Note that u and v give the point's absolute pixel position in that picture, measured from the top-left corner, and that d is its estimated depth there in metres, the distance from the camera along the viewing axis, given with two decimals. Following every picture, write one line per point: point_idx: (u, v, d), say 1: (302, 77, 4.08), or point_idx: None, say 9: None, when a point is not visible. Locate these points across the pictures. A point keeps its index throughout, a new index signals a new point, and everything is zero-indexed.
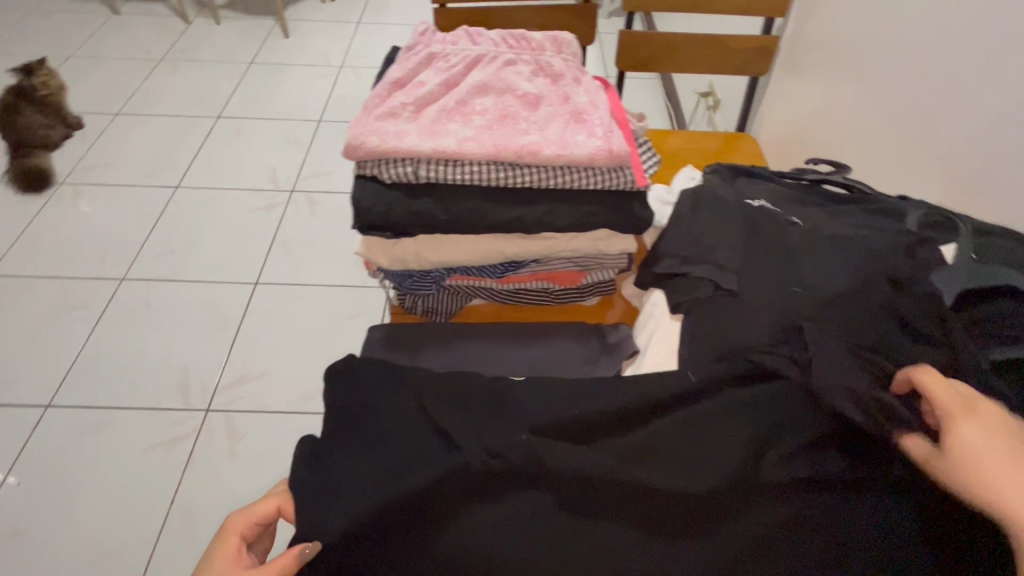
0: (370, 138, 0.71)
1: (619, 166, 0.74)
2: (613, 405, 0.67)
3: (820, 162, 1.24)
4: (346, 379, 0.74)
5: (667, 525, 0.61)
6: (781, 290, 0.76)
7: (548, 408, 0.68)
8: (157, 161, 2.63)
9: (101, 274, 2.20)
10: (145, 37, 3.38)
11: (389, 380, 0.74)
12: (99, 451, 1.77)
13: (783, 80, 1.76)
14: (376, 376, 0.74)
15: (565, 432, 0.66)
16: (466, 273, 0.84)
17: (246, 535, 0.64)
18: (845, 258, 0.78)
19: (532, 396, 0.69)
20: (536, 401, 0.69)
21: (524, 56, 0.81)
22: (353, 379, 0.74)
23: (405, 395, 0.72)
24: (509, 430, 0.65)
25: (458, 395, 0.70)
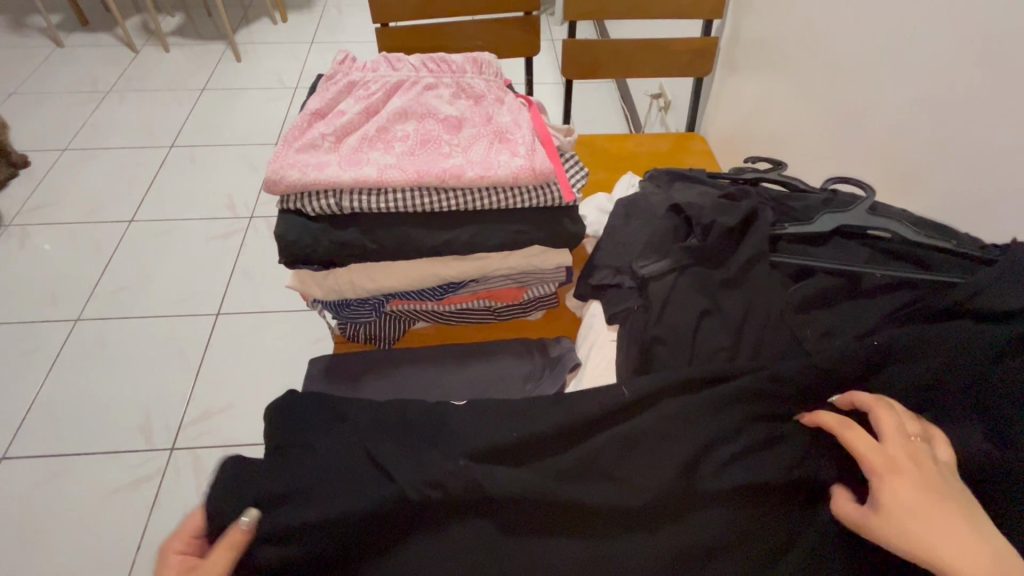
0: (290, 171, 0.70)
1: (544, 183, 0.74)
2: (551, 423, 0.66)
3: (758, 160, 1.26)
4: (282, 419, 0.72)
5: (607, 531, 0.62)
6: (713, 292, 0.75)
7: (488, 431, 0.67)
8: (109, 195, 2.57)
9: (54, 316, 2.13)
10: (91, 69, 3.30)
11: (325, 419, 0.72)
12: (59, 500, 1.70)
13: (725, 80, 1.80)
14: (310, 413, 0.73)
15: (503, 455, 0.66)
16: (404, 297, 0.84)
17: (184, 549, 0.60)
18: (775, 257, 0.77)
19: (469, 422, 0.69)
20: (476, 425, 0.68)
21: (444, 79, 0.81)
22: (291, 417, 0.73)
23: (339, 429, 0.70)
24: (446, 459, 0.64)
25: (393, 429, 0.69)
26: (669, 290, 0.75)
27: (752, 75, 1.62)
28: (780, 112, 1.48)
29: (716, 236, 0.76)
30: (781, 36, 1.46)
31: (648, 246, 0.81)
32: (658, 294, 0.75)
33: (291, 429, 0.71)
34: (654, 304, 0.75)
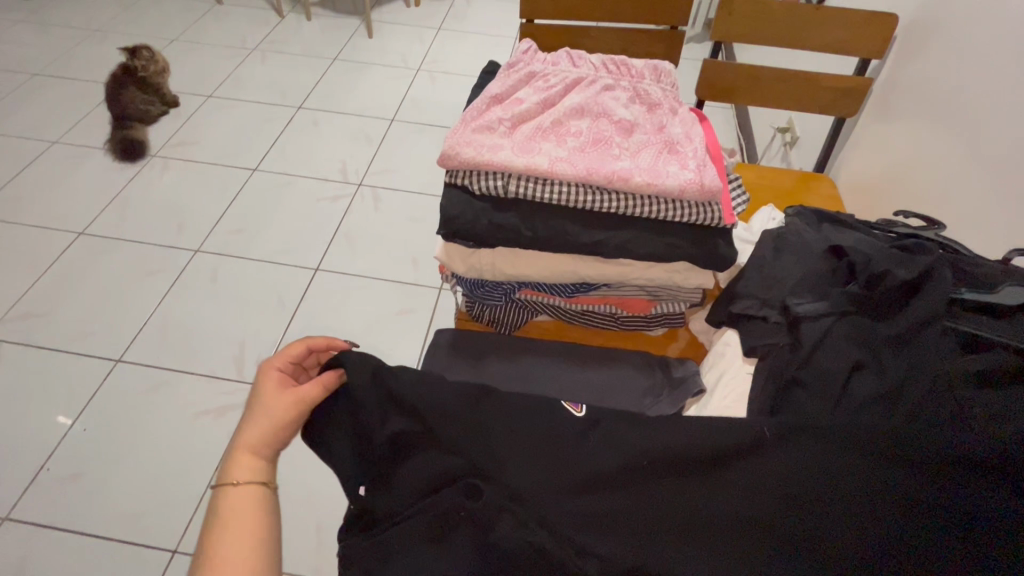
0: (466, 149, 0.73)
1: (707, 201, 0.72)
2: (597, 483, 0.66)
3: (911, 215, 1.15)
4: (358, 404, 0.71)
5: None
6: (602, 458, 0.67)
7: (562, 478, 0.66)
8: (240, 143, 2.79)
9: (178, 244, 2.34)
10: (241, 27, 3.60)
11: (452, 469, 0.68)
12: (157, 409, 1.87)
13: (871, 124, 1.68)
14: (385, 392, 0.71)
15: (556, 511, 0.65)
16: (537, 288, 0.85)
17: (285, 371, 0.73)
18: (620, 436, 0.68)
19: (613, 429, 0.69)
20: (554, 478, 0.66)
21: (622, 82, 0.81)
22: (379, 399, 0.71)
23: (463, 490, 0.66)
24: (513, 507, 0.65)
25: (506, 479, 0.66)
26: (823, 334, 0.74)
27: (910, 123, 1.50)
28: (938, 168, 1.37)
29: (886, 287, 0.74)
30: (955, 87, 1.34)
31: (801, 284, 0.82)
32: (812, 334, 0.75)
33: (375, 404, 0.71)
34: (804, 346, 0.75)
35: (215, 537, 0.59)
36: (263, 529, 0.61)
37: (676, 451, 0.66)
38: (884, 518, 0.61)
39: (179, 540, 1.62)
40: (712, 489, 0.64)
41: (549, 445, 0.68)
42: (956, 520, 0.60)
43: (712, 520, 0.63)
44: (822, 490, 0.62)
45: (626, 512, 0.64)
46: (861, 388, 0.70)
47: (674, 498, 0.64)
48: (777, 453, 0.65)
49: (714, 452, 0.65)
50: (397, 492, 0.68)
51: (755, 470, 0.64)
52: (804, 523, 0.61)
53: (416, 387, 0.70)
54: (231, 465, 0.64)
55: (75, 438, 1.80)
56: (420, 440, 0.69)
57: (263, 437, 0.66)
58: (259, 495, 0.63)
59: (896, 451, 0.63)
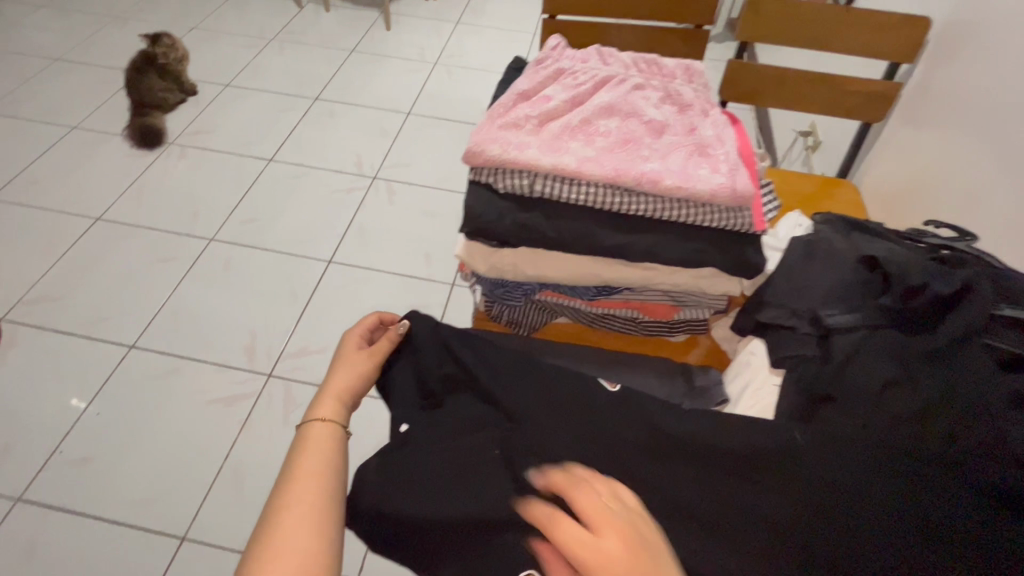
0: (492, 147, 0.71)
1: (738, 206, 0.70)
2: (618, 444, 0.70)
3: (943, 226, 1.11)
4: (417, 347, 0.82)
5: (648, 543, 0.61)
6: (627, 424, 0.71)
7: (587, 440, 0.70)
8: (256, 133, 2.80)
9: (193, 232, 2.35)
10: (260, 17, 3.60)
11: (480, 422, 0.75)
12: (169, 396, 1.88)
13: (898, 130, 1.64)
14: (443, 340, 0.81)
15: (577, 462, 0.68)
16: (557, 290, 0.84)
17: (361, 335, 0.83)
18: (647, 402, 0.74)
19: (639, 402, 0.73)
20: (578, 437, 0.70)
21: (653, 82, 0.79)
22: (436, 346, 0.82)
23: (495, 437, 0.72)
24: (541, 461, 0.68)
25: (534, 436, 0.71)
26: (855, 347, 0.73)
27: (937, 128, 1.47)
28: (967, 174, 1.34)
29: (924, 300, 0.71)
30: (987, 93, 1.30)
31: (833, 295, 0.80)
32: (841, 348, 0.74)
33: (434, 355, 0.81)
34: (834, 360, 0.74)
35: (297, 465, 0.65)
36: (334, 463, 0.67)
37: (699, 427, 0.70)
38: (929, 539, 0.59)
39: (188, 527, 1.63)
40: (724, 478, 0.67)
41: (581, 414, 0.73)
42: (970, 523, 0.60)
43: (721, 511, 0.65)
44: (833, 490, 0.63)
45: (640, 471, 0.68)
46: (899, 404, 0.68)
47: (686, 473, 0.68)
48: (790, 453, 0.66)
49: (743, 456, 0.67)
50: (431, 440, 0.74)
51: (767, 471, 0.66)
52: (817, 522, 0.62)
53: (468, 342, 0.80)
54: (316, 404, 0.73)
55: (88, 422, 1.82)
56: (464, 388, 0.79)
57: (345, 382, 0.76)
58: (338, 434, 0.71)
59: (932, 468, 0.63)
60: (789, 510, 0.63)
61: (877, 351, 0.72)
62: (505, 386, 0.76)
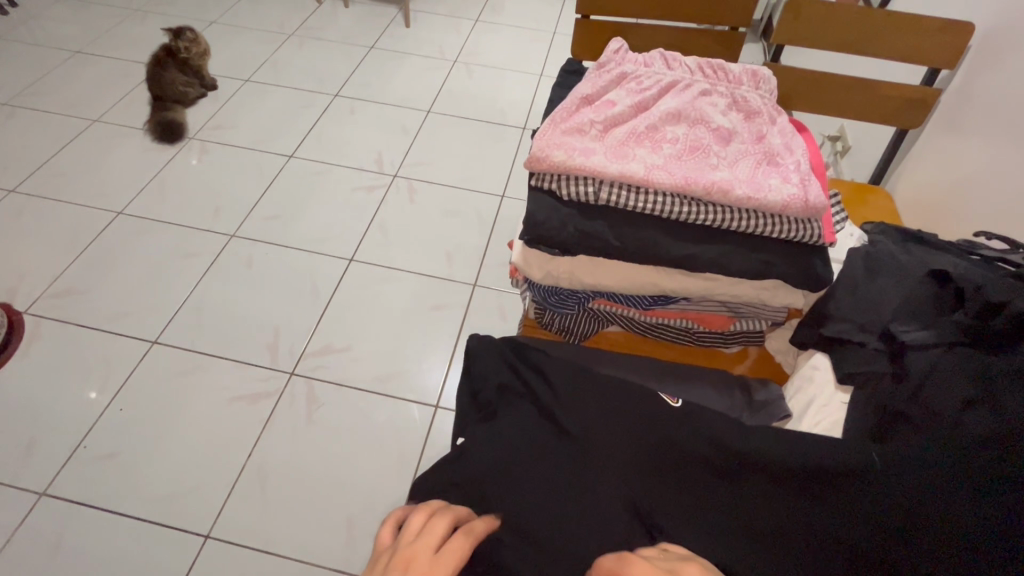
0: (557, 152, 0.69)
1: (808, 217, 0.69)
2: (685, 456, 0.69)
3: (995, 237, 1.08)
4: (474, 361, 0.86)
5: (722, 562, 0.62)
6: (693, 437, 0.70)
7: (651, 455, 0.70)
8: (276, 129, 2.79)
9: (214, 228, 2.35)
10: (278, 12, 3.59)
11: (536, 431, 0.74)
12: (192, 393, 1.88)
13: (938, 137, 1.61)
14: (507, 355, 0.83)
15: (642, 478, 0.69)
16: (612, 298, 0.82)
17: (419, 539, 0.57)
18: (714, 419, 0.72)
19: (704, 417, 0.72)
20: (641, 451, 0.70)
21: (718, 87, 0.77)
22: (499, 361, 0.84)
23: (556, 447, 0.72)
24: (608, 480, 0.68)
25: (598, 450, 0.70)
26: (930, 366, 0.72)
27: (979, 137, 1.44)
28: (1012, 185, 1.31)
29: (1004, 318, 0.69)
30: None
31: (905, 310, 0.79)
32: (917, 366, 0.73)
33: (494, 366, 0.83)
34: (909, 378, 0.73)
35: None
36: None
37: (770, 446, 0.68)
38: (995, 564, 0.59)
39: (211, 525, 1.63)
40: (795, 496, 0.66)
41: (645, 429, 0.71)
42: None
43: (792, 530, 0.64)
44: (907, 512, 0.63)
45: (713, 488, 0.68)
46: (976, 426, 0.66)
47: (756, 491, 0.67)
48: (865, 473, 0.66)
49: (814, 474, 0.66)
50: (492, 447, 0.73)
51: (843, 492, 0.65)
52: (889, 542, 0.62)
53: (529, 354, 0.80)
54: None
55: (111, 417, 1.82)
56: (520, 397, 0.79)
57: None
58: None
59: (1000, 492, 0.63)
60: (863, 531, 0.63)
61: (953, 371, 0.70)
62: (563, 396, 0.75)
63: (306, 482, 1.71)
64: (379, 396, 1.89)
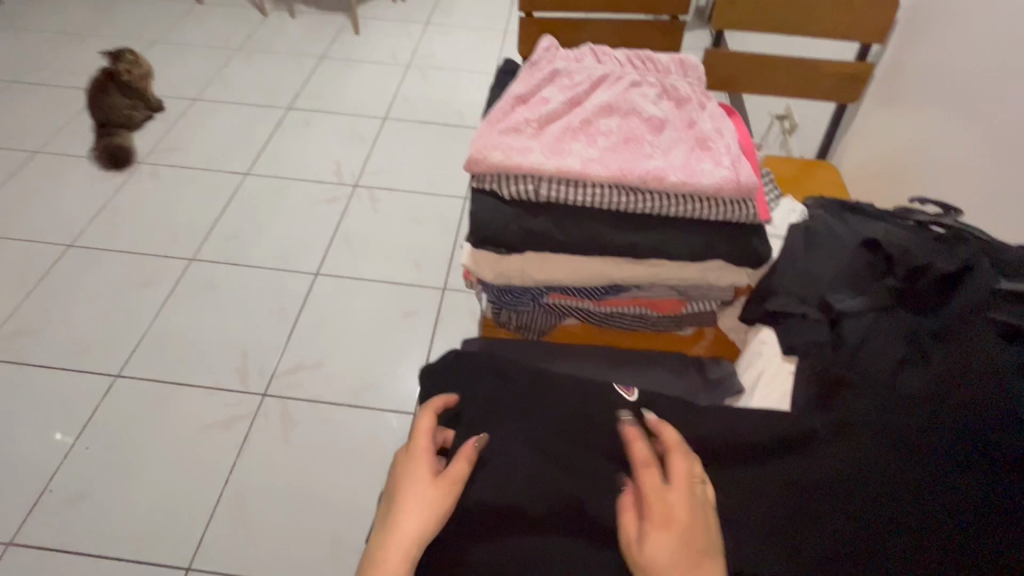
0: (494, 152, 0.70)
1: (742, 198, 0.71)
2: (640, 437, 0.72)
3: (927, 202, 1.14)
4: (438, 368, 0.85)
5: None
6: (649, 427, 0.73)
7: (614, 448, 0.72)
8: (230, 148, 2.73)
9: (173, 253, 2.29)
10: (224, 28, 3.51)
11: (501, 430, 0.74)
12: (162, 424, 1.83)
13: (875, 109, 1.67)
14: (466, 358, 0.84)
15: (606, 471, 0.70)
16: (566, 292, 0.83)
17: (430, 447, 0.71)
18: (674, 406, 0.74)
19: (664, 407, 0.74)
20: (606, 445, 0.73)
21: (648, 78, 0.79)
22: (458, 366, 0.84)
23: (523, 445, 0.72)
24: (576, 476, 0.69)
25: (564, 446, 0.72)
26: (863, 332, 0.77)
27: (912, 108, 1.50)
28: (944, 151, 1.37)
29: (927, 279, 0.76)
30: (959, 71, 1.34)
31: (841, 279, 0.82)
32: (852, 332, 0.78)
33: (456, 368, 0.84)
34: (847, 344, 0.77)
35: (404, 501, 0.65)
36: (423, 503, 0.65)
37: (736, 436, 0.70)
38: (969, 515, 0.62)
39: (193, 556, 1.59)
40: (749, 469, 0.68)
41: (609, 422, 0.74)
42: (982, 487, 0.63)
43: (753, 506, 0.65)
44: (858, 470, 0.66)
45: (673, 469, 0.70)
46: (909, 381, 0.71)
47: (713, 468, 0.69)
48: (811, 439, 0.69)
49: (772, 446, 0.69)
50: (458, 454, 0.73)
51: (793, 461, 0.68)
52: (842, 501, 0.64)
53: (488, 360, 0.81)
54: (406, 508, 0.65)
55: (78, 457, 1.76)
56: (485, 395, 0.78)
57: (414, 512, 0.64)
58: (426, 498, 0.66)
59: (978, 457, 0.65)
60: (817, 494, 0.65)
61: (887, 336, 0.75)
62: (527, 396, 0.78)
63: (287, 503, 1.69)
64: (356, 408, 1.87)
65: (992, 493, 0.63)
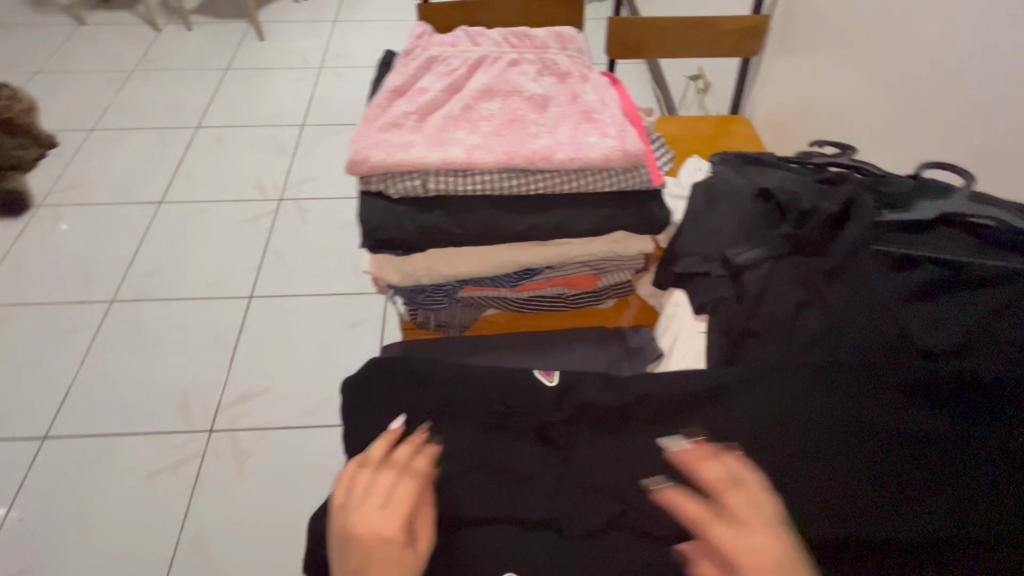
0: (375, 152, 0.67)
1: (633, 166, 0.71)
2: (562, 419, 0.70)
3: (827, 144, 1.17)
4: (350, 388, 0.78)
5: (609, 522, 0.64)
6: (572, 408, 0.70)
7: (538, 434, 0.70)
8: (139, 177, 2.56)
9: (90, 297, 2.13)
10: (114, 48, 3.26)
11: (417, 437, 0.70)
12: (102, 479, 1.72)
13: (776, 60, 1.72)
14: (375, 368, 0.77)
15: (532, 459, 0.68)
16: (479, 284, 0.82)
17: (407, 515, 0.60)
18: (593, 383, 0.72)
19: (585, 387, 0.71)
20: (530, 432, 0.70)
21: (527, 55, 0.78)
22: (368, 378, 0.77)
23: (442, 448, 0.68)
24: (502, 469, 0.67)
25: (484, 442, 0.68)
26: (765, 279, 0.77)
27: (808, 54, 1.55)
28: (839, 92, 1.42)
29: (817, 221, 0.78)
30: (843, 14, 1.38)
31: (741, 232, 0.84)
32: (753, 281, 0.78)
33: (366, 381, 0.77)
34: (749, 294, 0.78)
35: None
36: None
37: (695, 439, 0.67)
38: (896, 439, 0.63)
39: None
40: (671, 430, 0.68)
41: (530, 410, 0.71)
42: (903, 410, 0.65)
43: (681, 467, 0.65)
44: (781, 414, 0.66)
45: (599, 445, 0.68)
46: (813, 321, 0.73)
47: (634, 434, 0.69)
48: (729, 389, 0.69)
49: (691, 403, 0.69)
50: None
51: (715, 414, 0.68)
52: (772, 448, 0.64)
53: (402, 363, 0.76)
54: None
55: (13, 530, 1.63)
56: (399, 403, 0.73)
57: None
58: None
59: (930, 402, 0.65)
60: (742, 444, 0.65)
61: (789, 280, 0.76)
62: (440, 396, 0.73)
63: (250, 538, 1.62)
64: (310, 428, 1.81)
65: (912, 415, 0.65)
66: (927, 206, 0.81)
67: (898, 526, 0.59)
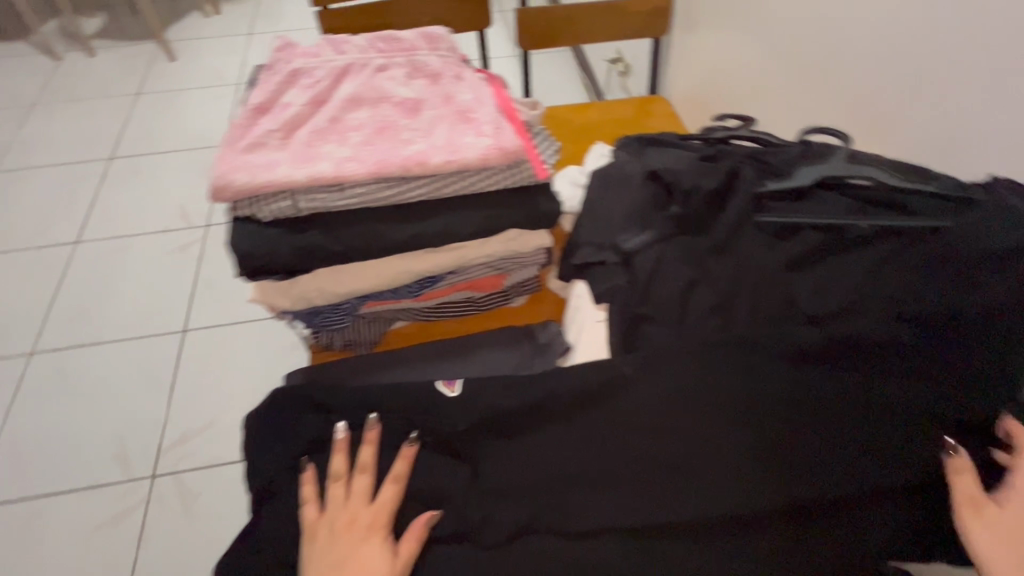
0: (237, 175, 0.64)
1: (515, 163, 0.70)
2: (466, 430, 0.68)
3: (727, 117, 1.19)
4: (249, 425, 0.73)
5: (520, 527, 0.63)
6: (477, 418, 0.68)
7: (444, 450, 0.68)
8: (50, 217, 2.40)
9: (6, 353, 1.99)
10: (10, 82, 3.05)
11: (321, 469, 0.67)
12: (37, 544, 1.62)
13: (683, 37, 1.74)
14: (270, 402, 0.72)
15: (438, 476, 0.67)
16: (379, 298, 0.80)
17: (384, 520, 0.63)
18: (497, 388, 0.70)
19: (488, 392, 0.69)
20: (436, 450, 0.68)
21: (396, 59, 0.78)
22: (266, 415, 0.72)
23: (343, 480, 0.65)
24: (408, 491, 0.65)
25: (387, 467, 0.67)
26: (655, 262, 0.78)
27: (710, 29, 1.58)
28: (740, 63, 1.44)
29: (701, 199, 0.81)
30: None
31: (633, 217, 0.85)
32: (645, 265, 0.78)
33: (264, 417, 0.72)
34: (640, 278, 0.78)
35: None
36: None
37: (624, 435, 0.67)
38: (801, 403, 0.66)
39: None
40: (577, 422, 0.68)
41: (435, 426, 0.69)
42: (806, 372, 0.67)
43: (595, 456, 0.66)
44: (692, 393, 0.67)
45: (506, 452, 0.67)
46: (704, 297, 0.74)
47: (537, 431, 0.68)
48: (633, 373, 0.69)
49: (596, 394, 0.68)
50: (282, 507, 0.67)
51: (623, 401, 0.68)
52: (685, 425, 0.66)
53: (298, 393, 0.72)
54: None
55: None
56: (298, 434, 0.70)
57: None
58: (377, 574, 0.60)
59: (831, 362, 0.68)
60: (651, 426, 0.66)
61: (681, 261, 0.77)
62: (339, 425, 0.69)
63: None
64: None
65: (815, 377, 0.67)
66: (807, 172, 0.86)
67: (802, 484, 0.63)
